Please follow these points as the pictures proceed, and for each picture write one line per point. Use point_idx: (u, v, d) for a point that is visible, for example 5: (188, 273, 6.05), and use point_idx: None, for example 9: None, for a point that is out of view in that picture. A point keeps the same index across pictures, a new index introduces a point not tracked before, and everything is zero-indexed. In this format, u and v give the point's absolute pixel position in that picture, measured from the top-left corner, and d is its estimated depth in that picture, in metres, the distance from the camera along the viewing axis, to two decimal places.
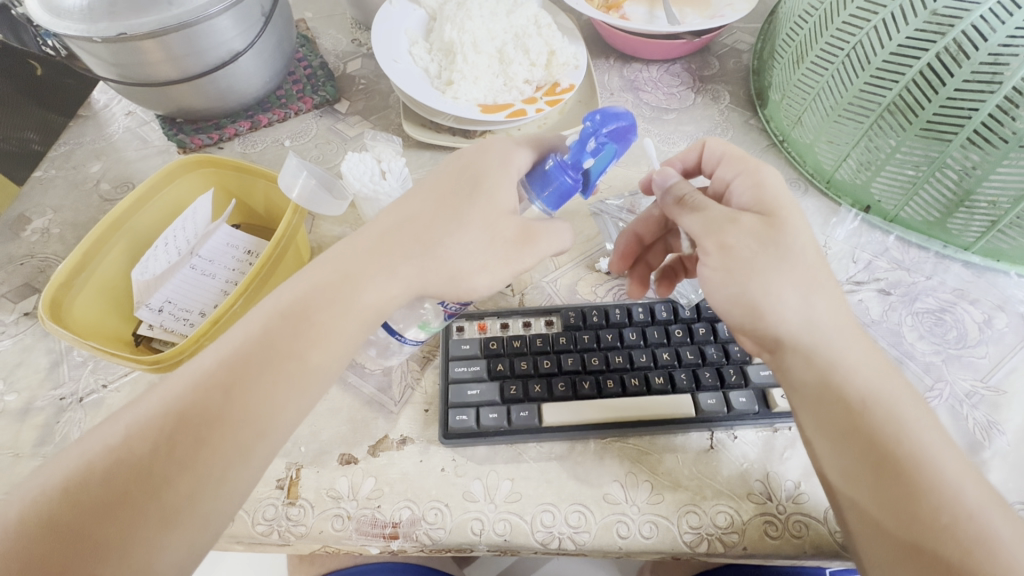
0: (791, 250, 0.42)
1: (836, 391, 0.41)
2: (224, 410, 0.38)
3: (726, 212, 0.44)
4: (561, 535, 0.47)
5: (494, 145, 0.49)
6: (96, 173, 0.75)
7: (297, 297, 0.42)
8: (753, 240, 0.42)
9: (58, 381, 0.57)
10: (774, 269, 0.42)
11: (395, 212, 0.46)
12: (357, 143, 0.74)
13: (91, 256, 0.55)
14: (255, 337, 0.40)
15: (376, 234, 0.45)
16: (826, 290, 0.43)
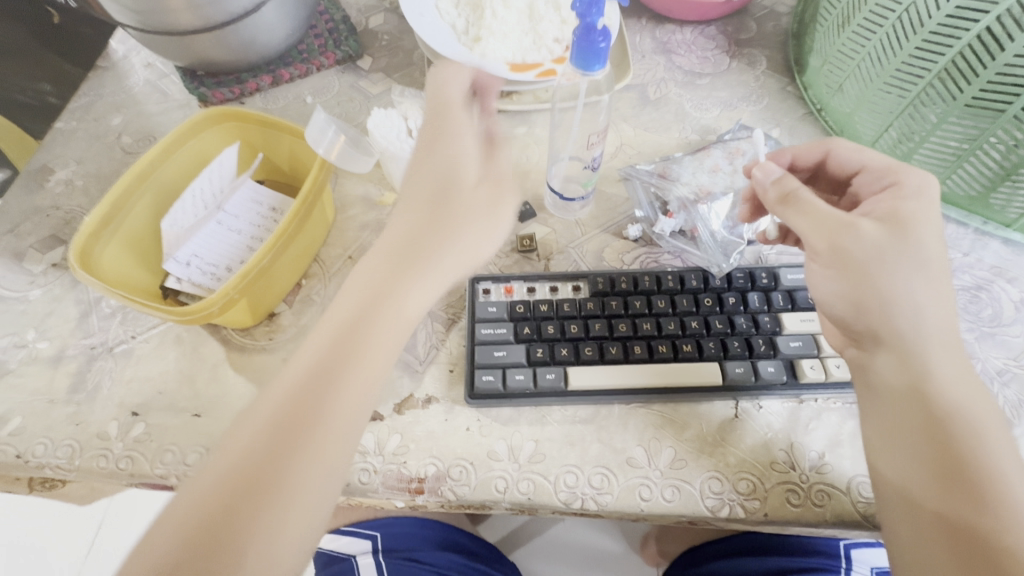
0: (915, 252, 0.43)
1: (921, 397, 0.41)
2: (320, 411, 0.39)
3: (843, 215, 0.45)
4: (585, 495, 0.47)
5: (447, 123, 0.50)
6: (117, 126, 0.74)
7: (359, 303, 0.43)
8: (873, 245, 0.43)
9: (89, 331, 0.58)
10: (891, 273, 0.43)
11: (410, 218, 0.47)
12: (381, 101, 0.73)
13: (119, 207, 0.54)
14: (334, 340, 0.42)
15: (397, 242, 0.46)
16: (940, 296, 0.43)
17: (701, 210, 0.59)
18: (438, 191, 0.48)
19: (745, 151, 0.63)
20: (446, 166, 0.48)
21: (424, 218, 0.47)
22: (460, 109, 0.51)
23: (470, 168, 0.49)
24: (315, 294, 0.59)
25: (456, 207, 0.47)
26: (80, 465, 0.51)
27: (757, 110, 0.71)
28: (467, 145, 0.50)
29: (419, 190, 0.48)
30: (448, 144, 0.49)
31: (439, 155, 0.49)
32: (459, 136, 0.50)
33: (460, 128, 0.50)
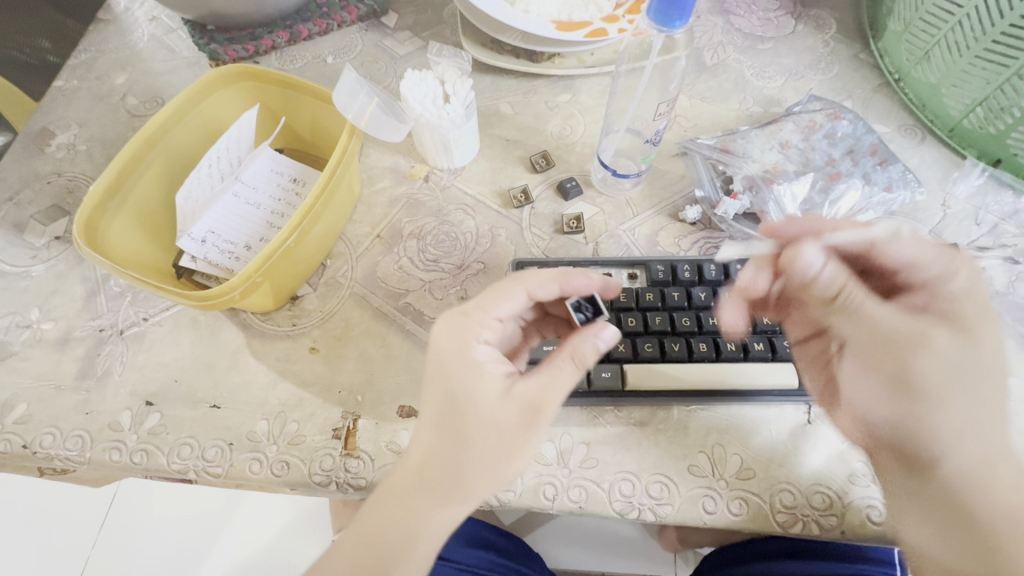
0: (982, 374, 0.37)
1: (973, 524, 0.37)
2: (397, 529, 0.39)
3: (913, 326, 0.38)
4: (642, 506, 0.43)
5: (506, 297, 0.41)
6: (121, 86, 0.67)
7: (448, 376, 0.39)
8: (946, 365, 0.37)
9: (96, 312, 0.53)
10: (957, 402, 0.37)
11: (455, 360, 0.39)
12: (408, 63, 0.66)
13: (124, 178, 0.49)
14: (431, 445, 0.39)
15: (453, 347, 0.40)
16: (990, 418, 0.38)
17: (772, 190, 0.53)
18: (457, 349, 0.39)
19: (821, 125, 0.56)
20: (457, 359, 0.39)
21: (453, 364, 0.39)
22: (495, 313, 0.41)
23: (495, 383, 0.39)
24: (341, 276, 0.54)
25: (468, 408, 0.38)
26: (91, 458, 0.47)
27: (825, 80, 0.63)
28: (492, 363, 0.40)
29: (446, 341, 0.40)
30: (474, 381, 0.39)
31: (458, 355, 0.39)
32: (484, 367, 0.39)
33: (490, 321, 0.41)
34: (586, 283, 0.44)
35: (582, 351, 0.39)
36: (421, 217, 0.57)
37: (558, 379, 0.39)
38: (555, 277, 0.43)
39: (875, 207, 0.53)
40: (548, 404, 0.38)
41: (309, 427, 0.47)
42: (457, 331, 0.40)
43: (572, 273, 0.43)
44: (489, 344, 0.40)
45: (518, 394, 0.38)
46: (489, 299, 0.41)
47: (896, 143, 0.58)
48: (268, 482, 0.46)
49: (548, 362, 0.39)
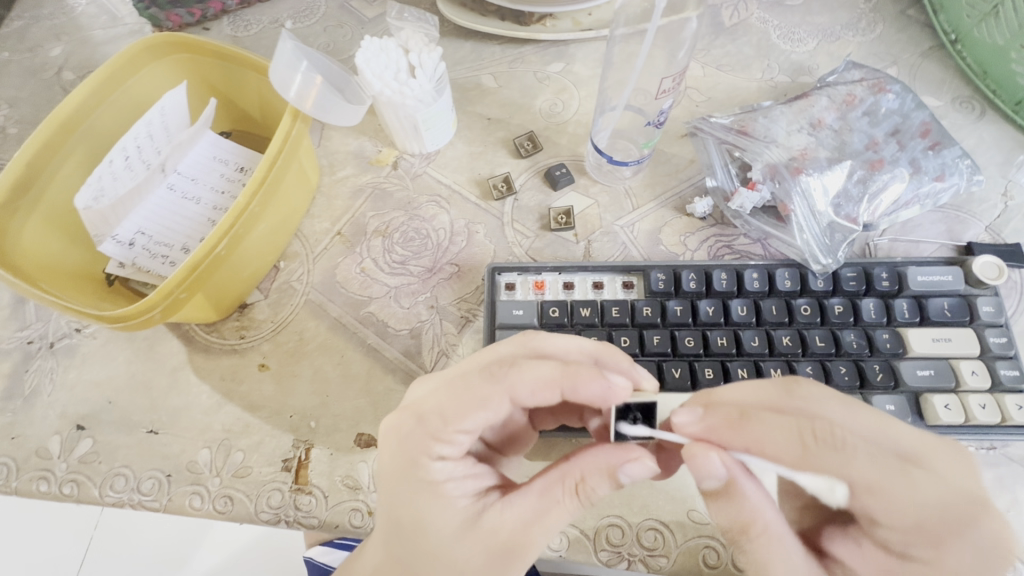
0: None
1: None
2: None
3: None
4: (633, 557, 0.37)
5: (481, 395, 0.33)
6: (56, 58, 0.59)
7: (402, 491, 0.33)
8: None
9: (25, 321, 0.47)
10: None
11: (415, 474, 0.33)
12: (377, 27, 0.57)
13: (37, 170, 0.43)
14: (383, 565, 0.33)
15: (414, 456, 0.33)
16: None
17: (797, 180, 0.45)
18: (408, 463, 0.33)
19: (861, 99, 0.47)
20: (409, 477, 0.33)
21: (405, 483, 0.33)
22: (459, 426, 0.33)
23: (457, 511, 0.32)
24: (296, 281, 0.47)
25: (420, 540, 0.32)
26: (17, 488, 0.42)
27: (866, 42, 0.53)
28: (456, 484, 0.33)
29: (397, 452, 0.33)
30: (429, 510, 0.32)
31: (410, 473, 0.33)
32: (443, 490, 0.33)
33: (453, 434, 0.33)
34: (600, 392, 0.33)
35: (590, 484, 0.31)
36: (388, 210, 0.50)
37: (548, 515, 0.32)
38: (556, 381, 0.33)
39: (921, 200, 0.44)
40: (526, 546, 0.31)
41: (256, 458, 0.42)
42: (420, 435, 0.33)
43: (578, 373, 0.32)
44: (450, 459, 0.33)
45: (487, 527, 0.32)
46: (455, 405, 0.33)
47: (949, 120, 0.49)
48: (210, 519, 0.41)
49: (539, 490, 0.32)
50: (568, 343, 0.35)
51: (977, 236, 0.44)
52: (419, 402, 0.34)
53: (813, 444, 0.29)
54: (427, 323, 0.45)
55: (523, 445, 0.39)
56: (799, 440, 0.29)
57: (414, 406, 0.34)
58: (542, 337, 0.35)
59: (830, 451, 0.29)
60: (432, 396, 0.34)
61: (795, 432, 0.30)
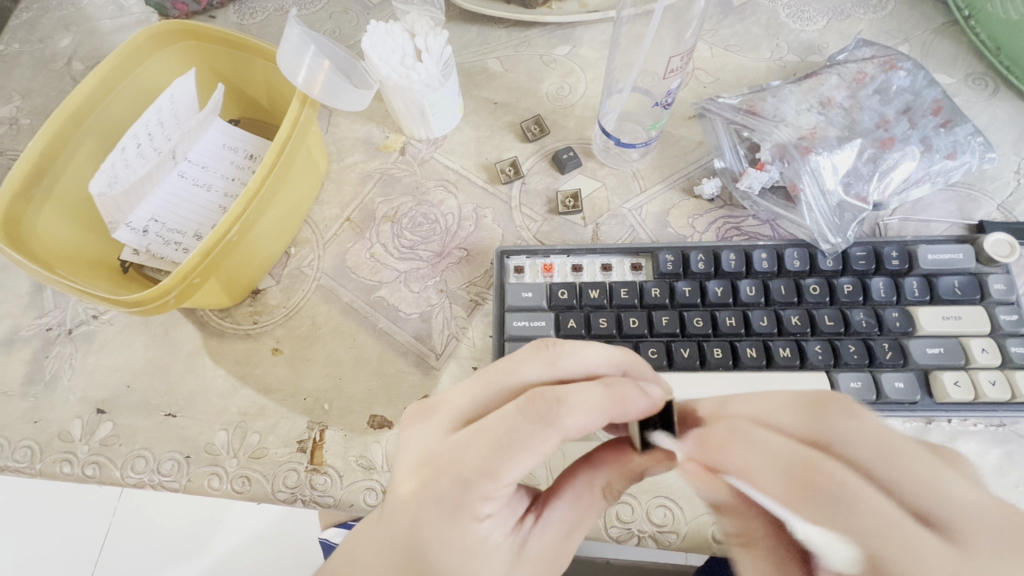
0: None
1: None
2: None
3: None
4: (643, 533, 0.38)
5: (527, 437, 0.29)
6: (65, 49, 0.60)
7: (437, 547, 0.30)
8: None
9: (43, 309, 0.48)
10: None
11: (455, 528, 0.30)
12: (382, 12, 0.57)
13: (50, 159, 0.43)
14: None
15: (452, 509, 0.29)
16: None
17: (807, 160, 0.44)
18: (448, 523, 0.29)
19: (871, 77, 0.46)
20: (449, 537, 0.30)
21: (444, 545, 0.30)
22: (507, 480, 0.29)
23: (502, 556, 0.31)
24: (307, 266, 0.48)
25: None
26: (42, 470, 0.43)
27: (877, 20, 0.52)
28: (497, 531, 0.31)
29: (433, 513, 0.30)
30: (475, 568, 0.30)
31: (451, 535, 0.30)
32: (487, 544, 0.30)
33: (500, 489, 0.29)
34: (643, 407, 0.32)
35: (615, 486, 0.34)
36: (397, 195, 0.50)
37: (582, 520, 0.34)
38: (602, 408, 0.31)
39: (933, 178, 0.44)
40: (565, 554, 0.34)
41: (272, 439, 0.43)
42: (460, 486, 0.29)
43: (625, 397, 0.31)
44: (491, 513, 0.30)
45: (532, 555, 0.32)
46: (501, 459, 0.29)
47: (962, 98, 0.48)
48: (228, 498, 0.42)
49: (570, 499, 0.34)
50: (597, 357, 0.33)
51: (989, 215, 0.44)
52: (446, 456, 0.30)
53: (806, 489, 0.27)
54: (437, 307, 0.46)
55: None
56: (793, 482, 0.28)
57: (446, 465, 0.30)
58: (567, 353, 0.33)
59: (821, 505, 0.26)
60: (470, 448, 0.29)
61: (787, 469, 0.28)
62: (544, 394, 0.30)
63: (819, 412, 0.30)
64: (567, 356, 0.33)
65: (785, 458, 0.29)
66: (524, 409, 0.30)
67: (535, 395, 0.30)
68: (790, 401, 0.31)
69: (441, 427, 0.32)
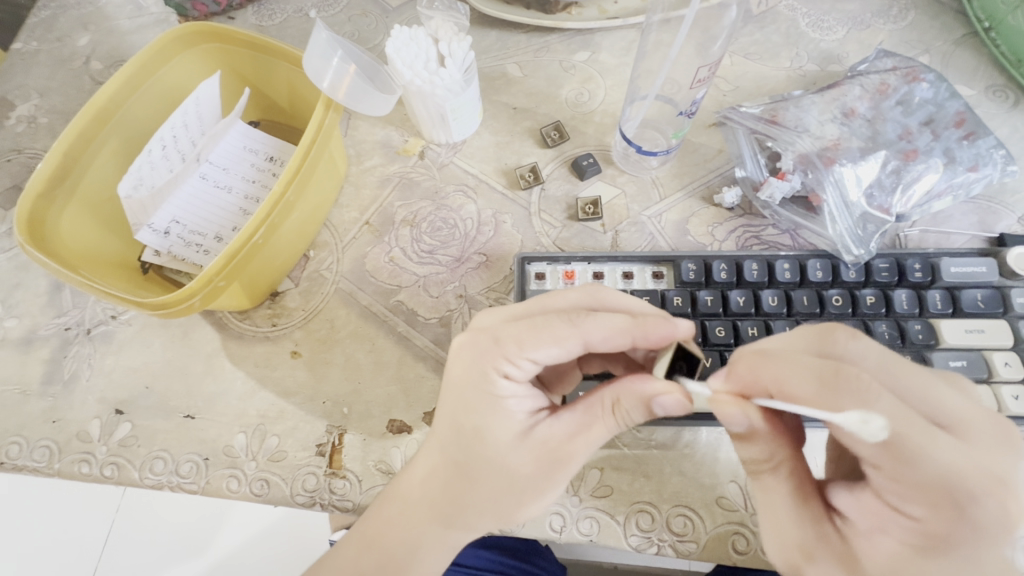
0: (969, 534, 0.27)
1: None
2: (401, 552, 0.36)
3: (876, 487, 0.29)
4: (663, 542, 0.38)
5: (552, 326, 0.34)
6: (84, 48, 0.60)
7: (465, 405, 0.35)
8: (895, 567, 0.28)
9: (61, 308, 0.48)
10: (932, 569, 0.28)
11: (480, 386, 0.35)
12: (401, 16, 0.56)
13: (74, 159, 0.43)
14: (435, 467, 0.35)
15: (483, 370, 0.35)
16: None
17: (830, 170, 0.45)
18: (477, 376, 0.35)
19: (894, 88, 0.47)
20: (474, 388, 0.35)
21: (470, 394, 0.35)
22: (531, 353, 0.34)
23: (515, 423, 0.34)
24: (326, 269, 0.48)
25: (478, 451, 0.34)
26: (60, 470, 0.43)
27: (897, 30, 0.52)
28: (517, 400, 0.35)
29: (467, 366, 0.35)
30: (491, 420, 0.34)
31: (477, 385, 0.35)
32: (505, 404, 0.35)
33: (522, 359, 0.34)
34: (669, 333, 0.34)
35: (625, 405, 0.33)
36: (416, 200, 0.50)
37: (589, 430, 0.34)
38: (627, 329, 0.34)
39: (954, 191, 0.44)
40: (572, 458, 0.34)
41: (291, 443, 0.43)
42: (492, 352, 0.35)
43: (646, 323, 0.34)
44: (515, 378, 0.35)
45: (540, 438, 0.34)
46: (529, 334, 0.34)
47: (982, 109, 0.48)
48: (247, 501, 0.42)
49: (582, 407, 0.34)
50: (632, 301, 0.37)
51: (1010, 228, 0.44)
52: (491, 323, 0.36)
53: (837, 387, 0.29)
54: (456, 311, 0.46)
55: (569, 383, 0.40)
56: (828, 385, 0.29)
57: (488, 327, 0.35)
58: (606, 291, 0.37)
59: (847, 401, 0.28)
60: (508, 322, 0.35)
61: (819, 372, 0.29)
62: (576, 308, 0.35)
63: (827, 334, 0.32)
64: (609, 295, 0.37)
65: (818, 370, 0.29)
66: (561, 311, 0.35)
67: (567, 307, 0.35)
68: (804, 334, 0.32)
69: (499, 310, 0.37)
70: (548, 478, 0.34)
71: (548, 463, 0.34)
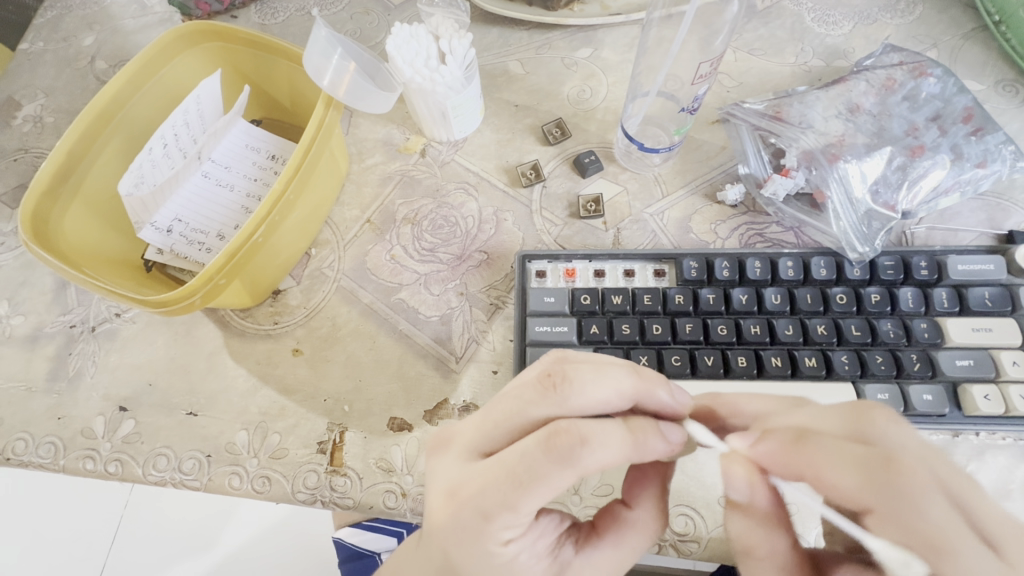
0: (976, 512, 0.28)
1: None
2: None
3: (921, 479, 0.28)
4: (663, 542, 0.38)
5: (545, 477, 0.28)
6: (89, 47, 0.60)
7: (467, 571, 0.31)
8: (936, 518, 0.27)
9: (67, 306, 0.49)
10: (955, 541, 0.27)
11: (477, 555, 0.30)
12: (404, 13, 0.56)
13: (78, 158, 0.44)
14: None
15: (473, 540, 0.30)
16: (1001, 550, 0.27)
17: (834, 167, 0.44)
18: (471, 549, 0.30)
19: (900, 83, 0.46)
20: (474, 561, 0.30)
21: (469, 563, 0.31)
22: (526, 513, 0.29)
23: None
24: (327, 267, 0.48)
25: None
26: (64, 465, 0.43)
27: (904, 24, 0.51)
28: (529, 556, 0.31)
29: (451, 534, 0.30)
30: None
31: (475, 555, 0.30)
32: (519, 567, 0.31)
33: (520, 521, 0.29)
34: (661, 449, 0.32)
35: (652, 521, 0.35)
36: (417, 197, 0.50)
37: (623, 561, 0.34)
38: (623, 449, 0.30)
39: (962, 187, 0.43)
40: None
41: (292, 440, 0.43)
42: (475, 526, 0.29)
43: (646, 444, 0.30)
44: (516, 540, 0.30)
45: None
46: (519, 494, 0.28)
47: (991, 105, 0.47)
48: (249, 498, 0.42)
49: (613, 542, 0.34)
50: (608, 394, 0.31)
51: (1019, 224, 0.43)
52: (466, 488, 0.30)
53: (854, 414, 0.32)
54: (457, 310, 0.46)
55: None
56: (867, 473, 0.29)
57: (467, 497, 0.29)
58: (575, 378, 0.31)
59: (892, 504, 0.28)
60: (485, 484, 0.29)
61: (866, 464, 0.29)
62: (564, 432, 0.28)
63: (861, 417, 0.31)
64: (577, 398, 0.30)
65: (858, 456, 0.30)
66: (544, 443, 0.28)
67: (557, 431, 0.28)
68: (836, 408, 0.32)
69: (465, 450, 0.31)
70: None
71: None
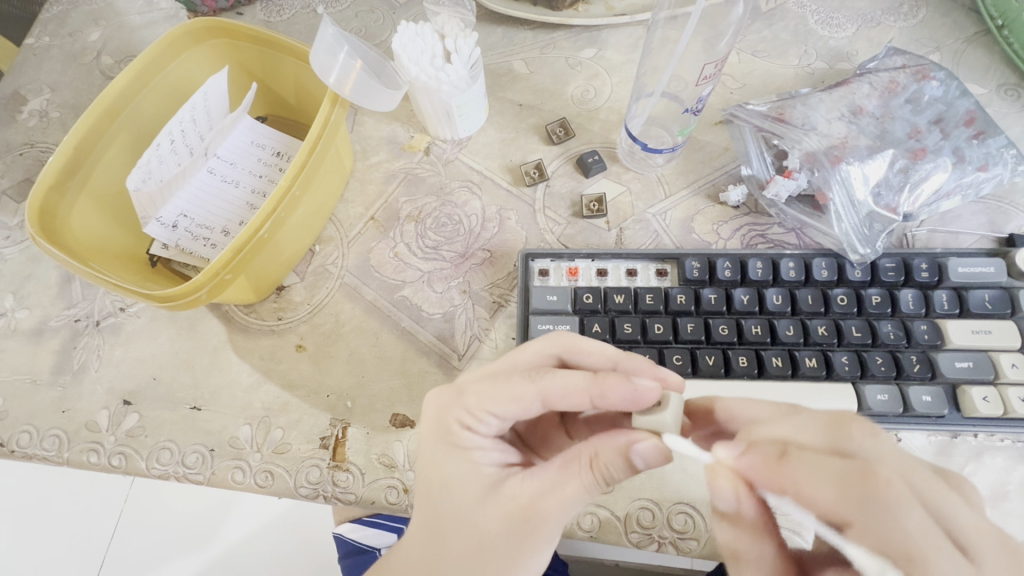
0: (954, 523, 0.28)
1: None
2: None
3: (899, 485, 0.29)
4: (663, 540, 0.38)
5: (513, 386, 0.33)
6: (95, 43, 0.60)
7: (433, 459, 0.35)
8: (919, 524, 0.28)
9: (72, 300, 0.49)
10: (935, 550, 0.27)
11: (445, 440, 0.35)
12: (409, 11, 0.57)
13: (85, 154, 0.44)
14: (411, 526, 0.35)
15: (449, 426, 0.35)
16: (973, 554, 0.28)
17: (837, 169, 0.44)
18: (443, 431, 0.35)
19: (904, 86, 0.46)
20: (442, 445, 0.34)
21: (435, 450, 0.35)
22: (490, 408, 0.34)
23: (482, 475, 0.33)
24: (331, 264, 0.48)
25: (444, 509, 0.33)
26: (68, 458, 0.44)
27: (908, 28, 0.51)
28: (484, 452, 0.34)
29: (434, 421, 0.35)
30: (453, 474, 0.34)
31: (443, 437, 0.35)
32: (472, 456, 0.34)
33: (485, 415, 0.34)
34: (627, 392, 0.33)
35: (603, 457, 0.31)
36: (421, 195, 0.50)
37: (563, 488, 0.32)
38: (585, 389, 0.33)
39: (964, 190, 0.43)
40: (545, 515, 0.32)
41: (295, 435, 0.43)
42: (451, 416, 0.35)
43: (606, 381, 0.33)
44: (480, 432, 0.35)
45: (506, 493, 0.32)
46: (488, 391, 0.34)
47: (993, 109, 0.48)
48: (251, 492, 0.42)
49: (558, 463, 0.32)
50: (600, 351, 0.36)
51: (1020, 228, 0.44)
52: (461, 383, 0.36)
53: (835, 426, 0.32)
54: (459, 307, 0.46)
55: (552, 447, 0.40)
56: (847, 488, 0.29)
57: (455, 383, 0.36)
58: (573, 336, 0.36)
59: (869, 516, 0.28)
60: (474, 376, 0.36)
61: (844, 479, 0.29)
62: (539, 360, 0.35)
63: (839, 429, 0.32)
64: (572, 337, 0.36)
65: (839, 472, 0.29)
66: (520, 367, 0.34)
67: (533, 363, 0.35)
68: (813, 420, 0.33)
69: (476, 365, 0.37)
70: (517, 542, 0.32)
71: (519, 526, 0.32)
